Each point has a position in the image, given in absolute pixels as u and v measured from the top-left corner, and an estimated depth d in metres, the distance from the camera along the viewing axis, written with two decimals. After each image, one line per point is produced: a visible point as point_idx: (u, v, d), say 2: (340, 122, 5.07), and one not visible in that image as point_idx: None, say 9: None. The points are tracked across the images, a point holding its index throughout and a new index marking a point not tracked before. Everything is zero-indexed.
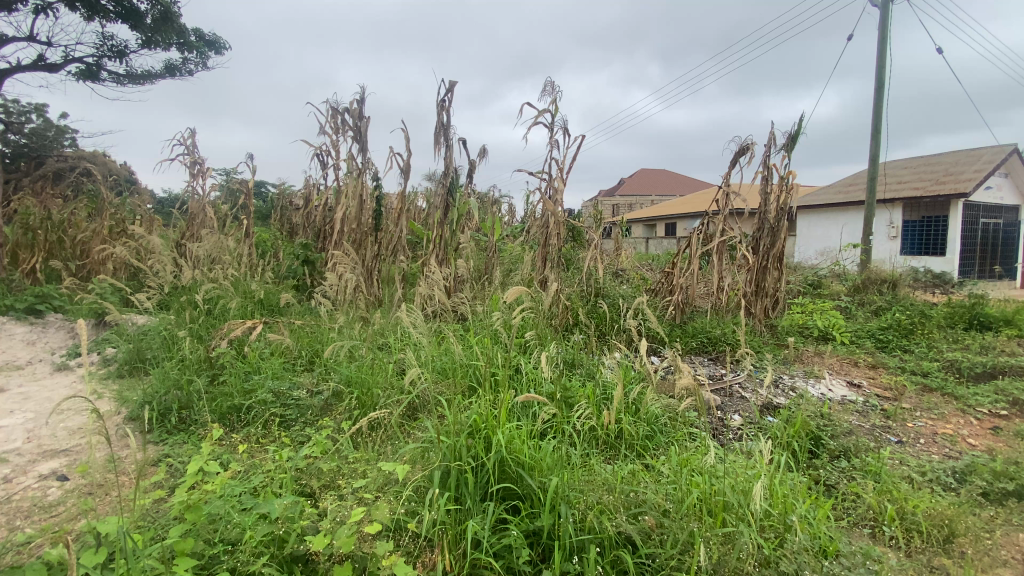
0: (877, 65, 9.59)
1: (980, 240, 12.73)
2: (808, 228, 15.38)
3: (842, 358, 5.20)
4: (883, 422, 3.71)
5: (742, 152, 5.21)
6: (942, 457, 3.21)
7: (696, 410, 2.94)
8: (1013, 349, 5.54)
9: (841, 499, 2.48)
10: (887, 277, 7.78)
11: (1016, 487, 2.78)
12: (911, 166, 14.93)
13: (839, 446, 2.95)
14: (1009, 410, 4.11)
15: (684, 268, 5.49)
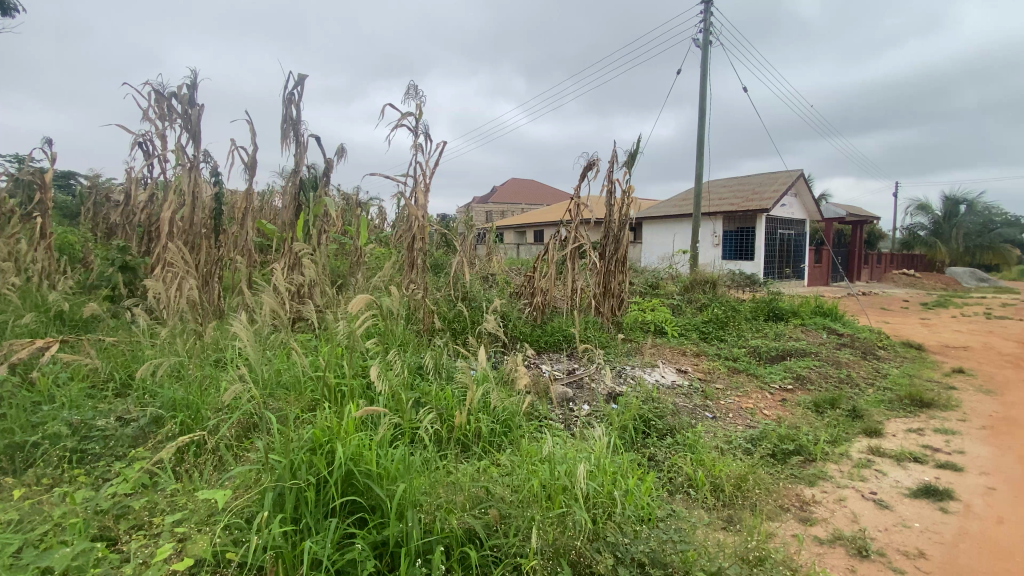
0: (701, 98, 11.21)
1: (777, 247, 15.58)
2: (652, 235, 17.38)
3: (674, 349, 5.97)
4: (702, 401, 4.34)
5: (590, 167, 5.71)
6: (744, 427, 3.86)
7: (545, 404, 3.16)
8: (797, 335, 6.88)
9: (665, 471, 2.84)
10: (709, 277, 9.13)
11: (795, 447, 3.46)
12: (728, 185, 17.69)
13: (665, 425, 3.37)
14: (792, 385, 5.10)
15: (543, 272, 5.84)
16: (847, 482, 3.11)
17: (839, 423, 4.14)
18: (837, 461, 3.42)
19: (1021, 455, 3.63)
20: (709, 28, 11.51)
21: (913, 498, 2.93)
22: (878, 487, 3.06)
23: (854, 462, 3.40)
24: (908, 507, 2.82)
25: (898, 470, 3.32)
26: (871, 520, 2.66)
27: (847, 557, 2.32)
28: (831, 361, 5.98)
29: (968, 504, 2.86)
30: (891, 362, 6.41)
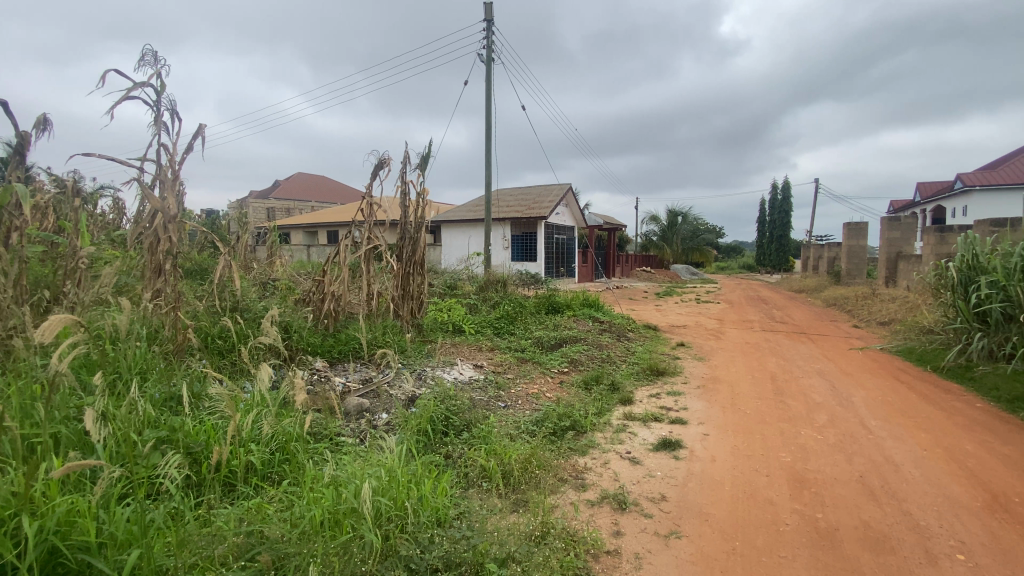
0: (487, 111, 11.99)
1: (555, 249, 17.70)
2: (449, 238, 17.91)
3: (470, 346, 6.23)
4: (496, 392, 4.62)
5: (381, 166, 5.53)
6: (531, 411, 4.24)
7: (333, 421, 2.93)
8: (571, 325, 7.90)
9: (460, 468, 2.92)
10: (499, 277, 9.80)
11: (571, 423, 3.93)
12: (514, 193, 19.37)
13: (461, 422, 3.46)
14: (569, 368, 5.83)
15: (334, 276, 5.43)
16: (611, 447, 3.66)
17: (604, 396, 4.88)
18: (602, 429, 4.01)
19: (719, 404, 4.83)
20: (491, 47, 12.40)
21: (655, 451, 3.61)
22: (632, 447, 3.68)
23: (615, 428, 4.04)
24: (653, 460, 3.46)
25: (645, 430, 4.07)
26: (627, 476, 3.17)
27: (612, 512, 2.71)
28: (597, 345, 7.03)
29: (690, 449, 3.65)
30: (638, 342, 7.88)
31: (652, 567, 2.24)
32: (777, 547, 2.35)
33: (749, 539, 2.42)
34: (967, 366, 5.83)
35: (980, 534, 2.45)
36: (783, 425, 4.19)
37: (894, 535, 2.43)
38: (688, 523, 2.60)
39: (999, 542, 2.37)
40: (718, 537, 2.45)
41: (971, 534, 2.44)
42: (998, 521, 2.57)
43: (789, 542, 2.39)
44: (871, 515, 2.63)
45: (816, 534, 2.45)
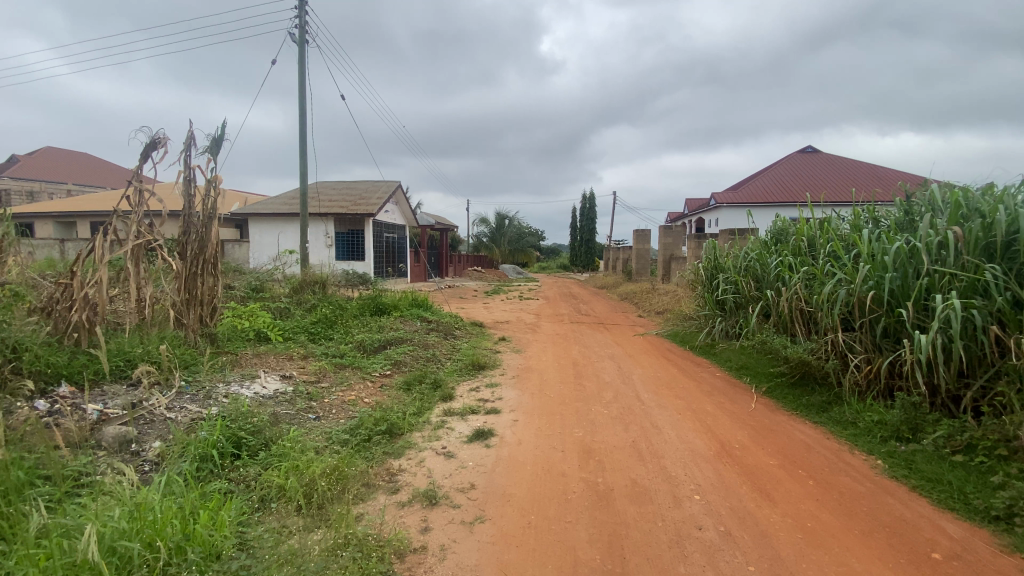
0: (301, 96, 11.02)
1: (384, 248, 17.14)
2: (258, 233, 15.92)
3: (279, 355, 5.64)
4: (306, 404, 4.27)
5: (155, 146, 4.64)
6: (345, 419, 4.02)
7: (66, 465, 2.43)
8: (396, 326, 7.73)
9: (252, 493, 2.63)
10: (318, 278, 9.07)
11: (388, 427, 3.84)
12: (338, 188, 18.19)
13: (259, 441, 3.11)
14: (391, 371, 5.68)
15: (86, 278, 4.35)
16: (427, 445, 3.67)
17: (424, 396, 4.88)
18: (420, 429, 4.01)
19: (530, 392, 5.24)
20: (305, 27, 11.41)
21: (469, 443, 3.74)
22: (447, 442, 3.75)
23: (433, 425, 4.08)
24: (466, 451, 3.58)
25: (461, 424, 4.19)
26: (441, 471, 3.22)
27: (421, 509, 2.71)
28: (422, 345, 7.00)
29: (501, 437, 3.88)
30: (463, 340, 8.08)
31: (455, 555, 2.31)
32: (565, 514, 2.65)
33: (542, 511, 2.68)
34: (711, 344, 7.37)
35: (710, 477, 3.11)
36: (580, 405, 4.74)
37: (653, 487, 2.94)
38: (492, 506, 2.76)
39: (722, 481, 3.05)
40: (516, 515, 2.65)
41: (705, 478, 3.08)
42: (722, 465, 3.31)
43: (575, 507, 2.72)
44: (637, 473, 3.15)
45: (596, 497, 2.84)
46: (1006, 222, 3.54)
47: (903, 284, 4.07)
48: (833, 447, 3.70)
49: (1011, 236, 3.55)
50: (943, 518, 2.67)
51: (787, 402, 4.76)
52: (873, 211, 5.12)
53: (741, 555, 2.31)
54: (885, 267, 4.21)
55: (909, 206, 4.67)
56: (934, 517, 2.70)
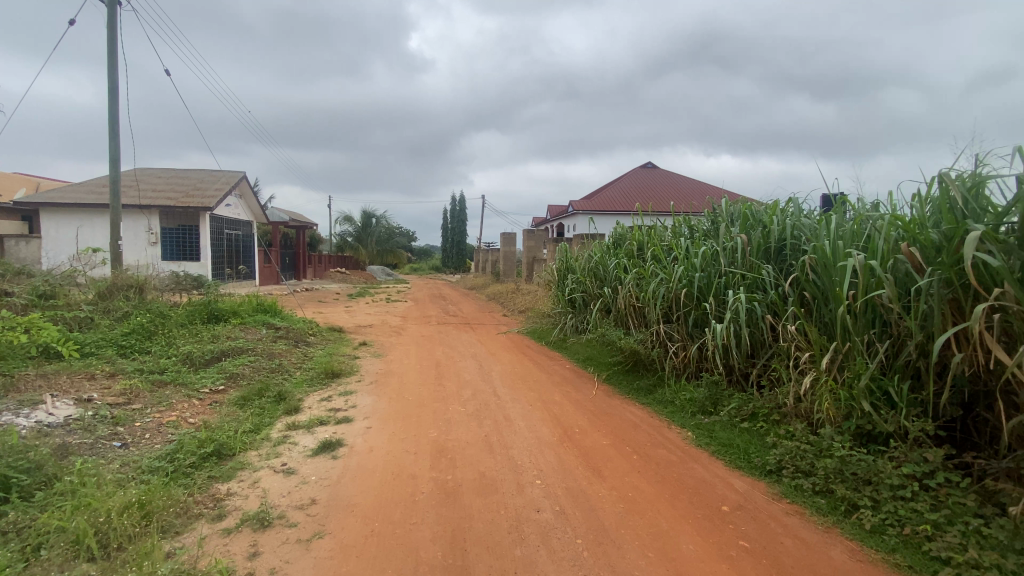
0: (111, 66, 9.29)
1: (225, 247, 15.26)
2: (52, 227, 13.02)
3: (75, 375, 4.68)
4: (110, 430, 3.61)
5: None
6: (161, 444, 3.50)
7: None
8: (235, 335, 6.93)
9: (22, 546, 2.16)
10: (135, 281, 7.73)
11: (216, 448, 3.44)
12: (164, 176, 15.71)
13: (36, 481, 2.57)
14: (225, 385, 5.08)
15: None
16: (263, 464, 3.35)
17: (264, 410, 4.46)
18: (257, 447, 3.64)
19: (386, 397, 5.09)
20: None
21: (313, 456, 3.51)
22: (288, 458, 3.47)
23: (273, 442, 3.74)
24: (310, 465, 3.35)
25: (307, 437, 3.91)
26: (278, 490, 2.98)
27: (251, 534, 2.48)
28: (266, 354, 6.36)
29: (350, 446, 3.71)
30: (316, 346, 7.55)
31: None
32: (411, 516, 2.64)
33: (387, 517, 2.63)
34: (563, 339, 7.94)
35: (551, 462, 3.35)
36: (437, 405, 4.75)
37: (499, 478, 3.07)
38: (334, 519, 2.63)
39: (561, 465, 3.30)
40: (359, 524, 2.57)
41: (547, 464, 3.31)
42: (564, 449, 3.58)
43: (422, 507, 2.72)
44: (486, 466, 3.26)
45: (444, 494, 2.87)
46: (778, 231, 4.35)
47: (707, 281, 4.81)
48: (656, 424, 4.23)
49: (781, 243, 4.35)
50: (732, 475, 3.21)
51: (622, 387, 5.33)
52: (688, 221, 5.96)
53: (572, 530, 2.52)
54: (695, 268, 4.94)
55: (714, 216, 5.52)
56: (726, 475, 3.22)
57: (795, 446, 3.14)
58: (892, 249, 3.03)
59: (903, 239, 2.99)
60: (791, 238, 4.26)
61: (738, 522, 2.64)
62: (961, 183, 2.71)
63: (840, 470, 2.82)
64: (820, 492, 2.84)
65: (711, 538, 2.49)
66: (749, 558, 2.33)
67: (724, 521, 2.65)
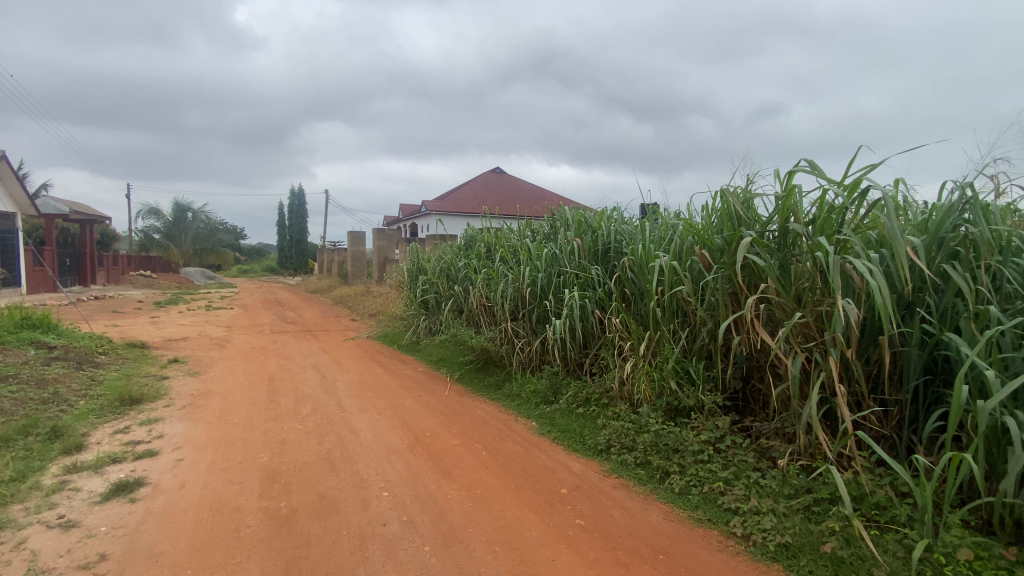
0: None
1: None
2: None
3: None
4: None
5: None
6: None
7: None
8: None
9: None
10: None
11: None
12: None
13: None
14: None
15: None
16: (29, 520, 2.65)
17: (32, 453, 3.53)
18: (20, 501, 2.87)
19: (207, 421, 4.43)
20: None
21: (105, 502, 2.89)
22: (68, 509, 2.80)
23: (45, 491, 2.98)
24: (100, 514, 2.75)
25: (95, 479, 3.20)
26: (52, 550, 2.39)
27: None
28: (34, 381, 5.04)
29: (157, 483, 3.14)
30: (112, 367, 6.24)
31: None
32: (235, 555, 2.33)
33: (205, 561, 2.29)
34: (415, 341, 7.78)
35: (399, 471, 3.26)
36: (270, 425, 4.28)
37: (342, 496, 2.89)
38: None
39: (409, 472, 3.24)
40: None
41: (394, 473, 3.22)
42: (412, 455, 3.52)
43: (248, 543, 2.42)
44: (327, 485, 3.04)
45: (275, 524, 2.59)
46: (604, 235, 4.84)
47: (547, 281, 5.14)
48: (503, 418, 4.41)
49: (607, 245, 4.84)
50: (570, 459, 3.49)
51: (473, 386, 5.43)
52: (531, 224, 6.30)
53: (419, 539, 2.48)
54: (537, 269, 5.24)
55: (553, 220, 5.93)
56: (565, 459, 3.49)
57: (620, 425, 3.53)
58: (689, 251, 3.57)
59: (697, 243, 3.54)
60: (615, 241, 4.76)
61: (574, 502, 2.87)
62: (735, 197, 3.29)
63: (655, 443, 3.24)
64: (640, 464, 3.23)
65: (551, 522, 2.66)
66: (583, 535, 2.53)
67: (563, 503, 2.86)
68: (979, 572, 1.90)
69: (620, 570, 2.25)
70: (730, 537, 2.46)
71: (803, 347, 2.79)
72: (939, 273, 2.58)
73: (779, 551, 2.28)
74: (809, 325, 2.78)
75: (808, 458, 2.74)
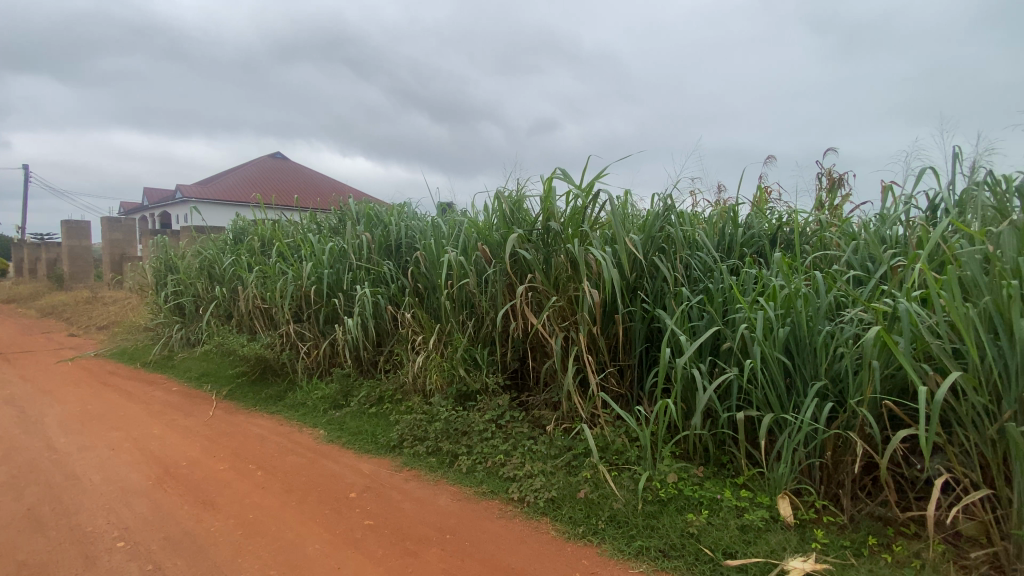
0: None
1: None
2: None
3: None
4: None
5: None
6: None
7: None
8: None
9: None
10: None
11: None
12: None
13: None
14: None
15: None
16: None
17: None
18: None
19: None
20: None
21: None
22: None
23: None
24: None
25: None
26: None
27: None
28: None
29: None
30: None
31: None
32: None
33: None
34: (168, 356, 6.46)
35: (144, 512, 2.68)
36: None
37: (52, 560, 2.24)
38: None
39: (158, 511, 2.69)
40: None
41: (136, 516, 2.63)
42: (162, 491, 2.93)
43: None
44: (27, 551, 2.32)
45: None
46: (394, 231, 4.76)
47: (334, 279, 4.82)
48: (285, 431, 4.01)
49: (398, 242, 4.77)
50: (360, 460, 3.38)
51: (248, 400, 4.78)
52: (316, 217, 5.81)
53: None
54: (322, 266, 4.87)
55: (340, 215, 5.60)
56: (355, 462, 3.37)
57: (412, 419, 3.54)
58: (473, 246, 3.75)
59: (480, 239, 3.74)
60: (406, 237, 4.73)
61: (363, 504, 2.79)
62: (510, 199, 3.62)
63: (445, 429, 3.35)
64: (431, 452, 3.31)
65: (337, 529, 2.53)
66: (372, 535, 2.48)
67: (351, 507, 2.75)
68: (679, 489, 2.50)
69: (408, 559, 2.28)
70: (508, 503, 2.71)
71: (562, 327, 3.24)
72: (652, 264, 3.33)
73: (547, 505, 2.61)
74: (565, 309, 3.25)
75: (570, 420, 3.18)
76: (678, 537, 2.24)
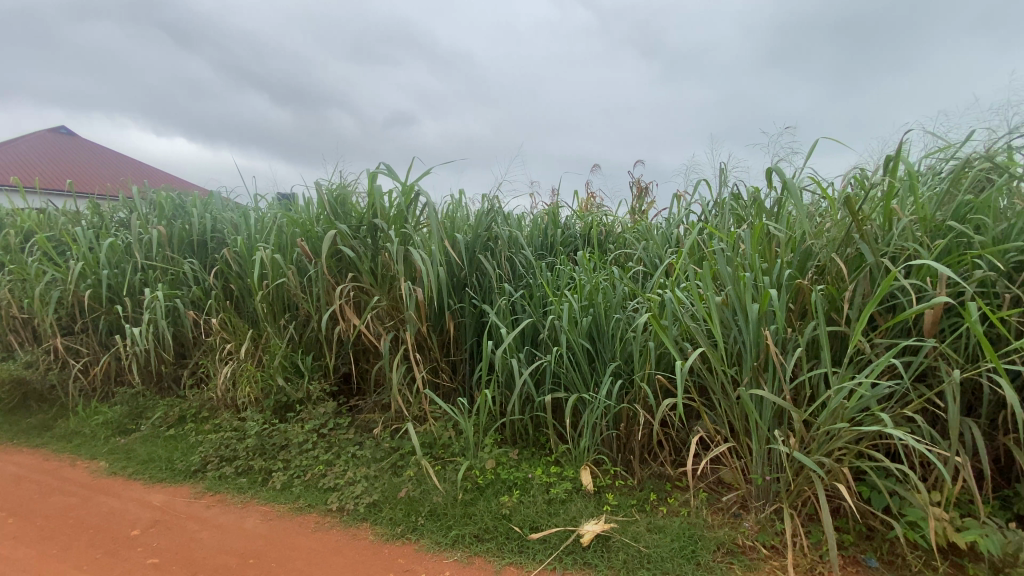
0: None
1: None
2: None
3: None
4: None
5: None
6: None
7: None
8: None
9: None
10: None
11: None
12: None
13: None
14: None
15: None
16: None
17: None
18: None
19: None
20: None
21: None
22: None
23: None
24: None
25: None
26: None
27: None
28: None
29: None
30: None
31: None
32: None
33: None
34: None
35: None
36: None
37: None
38: None
39: None
40: None
41: None
42: None
43: None
44: None
45: None
46: (198, 224, 4.15)
47: (120, 281, 4.05)
48: (49, 468, 3.28)
49: (204, 238, 4.17)
50: (149, 492, 2.91)
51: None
52: (97, 207, 4.82)
53: None
54: (101, 265, 4.03)
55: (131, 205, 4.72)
56: (144, 494, 2.90)
57: (219, 437, 3.15)
58: (292, 243, 3.41)
59: (299, 234, 3.40)
60: (214, 231, 4.16)
61: (148, 540, 2.41)
62: (332, 192, 3.39)
63: (259, 445, 3.04)
64: (242, 472, 2.99)
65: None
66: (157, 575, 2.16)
67: (131, 547, 2.36)
68: (496, 475, 2.63)
69: None
70: (326, 514, 2.58)
71: (388, 326, 3.18)
72: (479, 262, 3.44)
73: (368, 509, 2.54)
74: (390, 308, 3.19)
75: (398, 421, 3.12)
76: (491, 520, 2.36)
